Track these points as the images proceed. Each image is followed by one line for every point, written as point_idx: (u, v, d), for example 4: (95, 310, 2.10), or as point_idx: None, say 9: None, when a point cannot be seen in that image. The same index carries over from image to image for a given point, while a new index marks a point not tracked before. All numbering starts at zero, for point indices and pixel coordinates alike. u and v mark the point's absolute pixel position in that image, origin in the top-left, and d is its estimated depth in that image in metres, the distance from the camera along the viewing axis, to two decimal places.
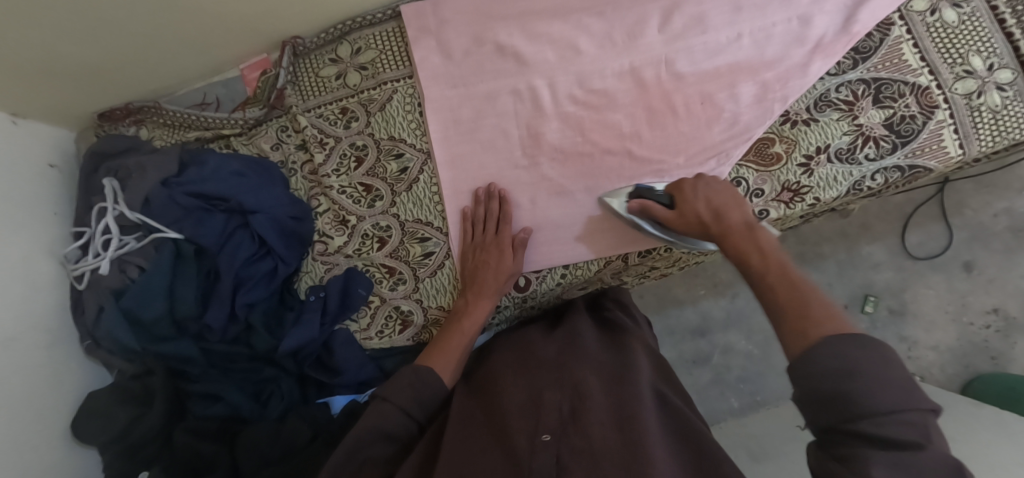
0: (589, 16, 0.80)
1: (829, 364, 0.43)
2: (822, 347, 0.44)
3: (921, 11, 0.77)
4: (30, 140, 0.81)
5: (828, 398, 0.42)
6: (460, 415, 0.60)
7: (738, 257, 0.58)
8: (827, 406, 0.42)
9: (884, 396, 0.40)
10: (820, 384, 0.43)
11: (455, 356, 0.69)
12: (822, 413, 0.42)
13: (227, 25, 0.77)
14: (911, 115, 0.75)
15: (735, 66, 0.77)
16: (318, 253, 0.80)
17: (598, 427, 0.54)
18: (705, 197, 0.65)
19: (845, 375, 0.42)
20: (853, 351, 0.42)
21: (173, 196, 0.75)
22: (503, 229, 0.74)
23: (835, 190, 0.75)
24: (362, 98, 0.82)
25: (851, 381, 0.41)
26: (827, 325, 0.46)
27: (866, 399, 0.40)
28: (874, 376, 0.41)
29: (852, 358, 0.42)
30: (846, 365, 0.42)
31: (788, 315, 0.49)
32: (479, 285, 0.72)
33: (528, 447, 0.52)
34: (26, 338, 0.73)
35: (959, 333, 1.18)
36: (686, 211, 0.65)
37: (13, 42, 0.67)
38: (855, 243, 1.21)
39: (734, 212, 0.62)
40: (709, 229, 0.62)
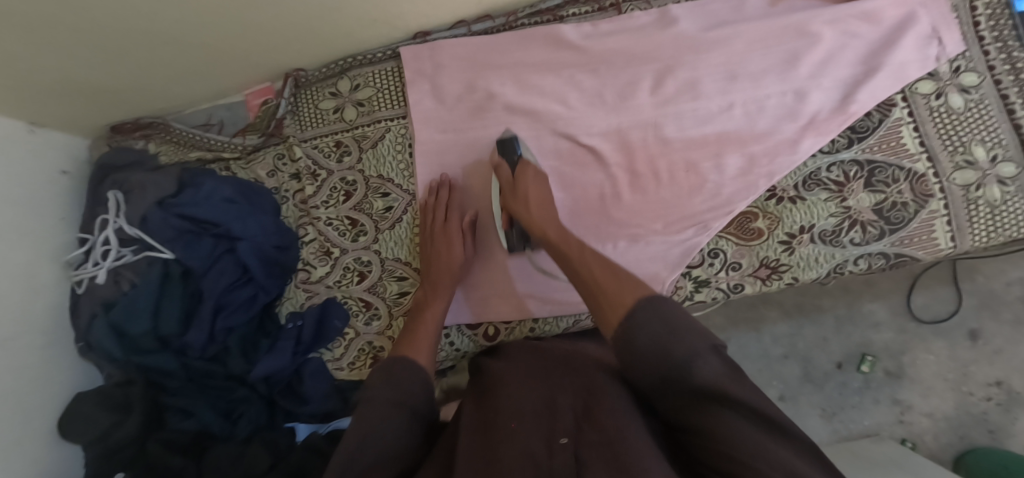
0: (584, 72, 0.80)
1: (646, 328, 0.52)
2: (632, 315, 0.54)
3: (926, 93, 0.74)
4: (45, 148, 0.86)
5: (654, 350, 0.50)
6: (472, 425, 0.56)
7: (555, 242, 0.67)
8: (653, 354, 0.50)
9: (694, 338, 0.49)
10: (642, 340, 0.51)
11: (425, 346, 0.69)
12: (646, 361, 0.50)
13: (230, 57, 0.80)
14: (902, 202, 0.73)
15: (723, 136, 0.76)
16: (301, 281, 0.83)
17: (612, 421, 0.52)
18: (537, 189, 0.72)
19: (664, 330, 0.51)
20: (657, 311, 0.53)
21: (166, 218, 0.79)
22: (453, 218, 0.78)
23: (815, 271, 0.74)
24: (356, 135, 0.84)
25: (670, 339, 0.50)
26: (636, 290, 0.56)
27: (677, 345, 0.49)
28: (683, 327, 0.50)
29: (670, 319, 0.52)
30: (667, 321, 0.51)
31: (606, 295, 0.58)
32: (433, 275, 0.76)
33: (547, 453, 0.50)
34: (24, 338, 0.77)
35: (957, 402, 1.13)
36: (519, 191, 0.73)
37: (28, 65, 0.71)
38: (857, 299, 1.17)
39: (538, 209, 0.71)
40: (528, 212, 0.70)
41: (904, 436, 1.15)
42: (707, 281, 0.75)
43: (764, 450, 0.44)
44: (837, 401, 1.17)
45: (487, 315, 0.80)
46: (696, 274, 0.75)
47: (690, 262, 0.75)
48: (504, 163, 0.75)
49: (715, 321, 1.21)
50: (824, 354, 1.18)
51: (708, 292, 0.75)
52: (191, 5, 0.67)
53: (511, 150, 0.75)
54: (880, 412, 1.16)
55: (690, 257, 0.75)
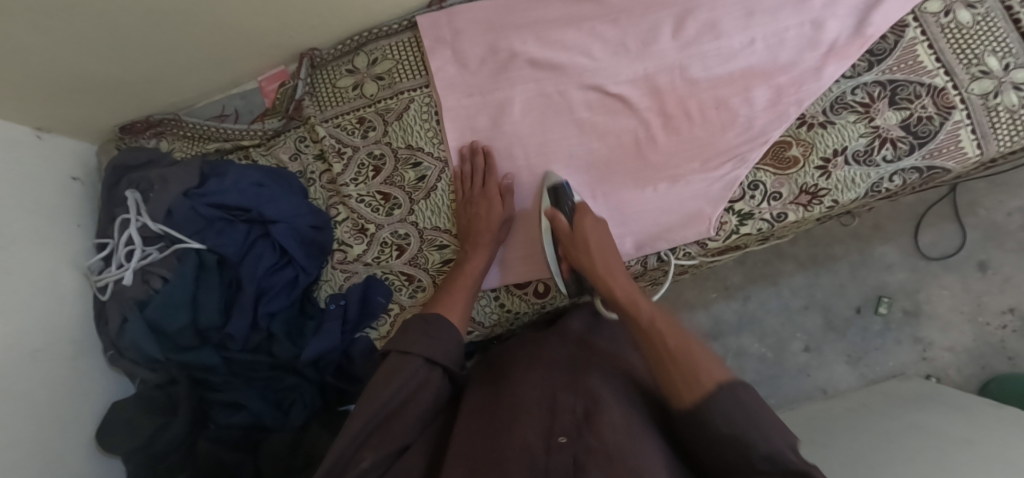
0: (604, 23, 0.80)
1: (721, 414, 0.49)
2: (707, 395, 0.51)
3: (935, 12, 0.76)
4: (54, 154, 0.83)
5: (731, 437, 0.48)
6: (473, 412, 0.60)
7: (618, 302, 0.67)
8: (730, 442, 0.48)
9: (773, 431, 0.48)
10: (717, 423, 0.49)
11: (461, 299, 0.70)
12: (724, 446, 0.49)
13: (249, 38, 0.78)
14: (927, 116, 0.74)
15: (748, 71, 0.78)
16: (337, 261, 0.81)
17: (611, 428, 0.52)
18: (592, 236, 0.71)
19: (741, 416, 0.49)
20: (737, 396, 0.51)
21: (194, 208, 0.76)
22: (491, 180, 0.77)
23: (854, 192, 0.75)
24: (379, 108, 0.83)
25: (748, 430, 0.48)
26: (710, 373, 0.54)
27: (762, 442, 0.47)
28: (762, 418, 0.49)
29: (748, 407, 0.50)
30: (744, 406, 0.50)
31: (676, 367, 0.56)
32: (474, 234, 0.75)
33: (544, 450, 0.51)
34: (52, 349, 0.74)
35: (974, 333, 1.14)
36: (579, 235, 0.71)
37: (41, 58, 0.69)
38: (868, 244, 1.18)
39: (602, 255, 0.71)
40: (592, 263, 0.70)
41: (929, 372, 1.15)
42: (750, 214, 0.76)
43: None
44: (861, 345, 1.18)
45: (536, 272, 0.79)
46: (739, 207, 0.77)
47: (730, 197, 0.76)
48: (559, 212, 0.74)
49: (732, 280, 1.21)
50: (842, 301, 1.18)
51: (753, 224, 0.76)
52: None
53: (564, 196, 0.75)
54: (903, 354, 1.16)
55: (732, 191, 0.76)
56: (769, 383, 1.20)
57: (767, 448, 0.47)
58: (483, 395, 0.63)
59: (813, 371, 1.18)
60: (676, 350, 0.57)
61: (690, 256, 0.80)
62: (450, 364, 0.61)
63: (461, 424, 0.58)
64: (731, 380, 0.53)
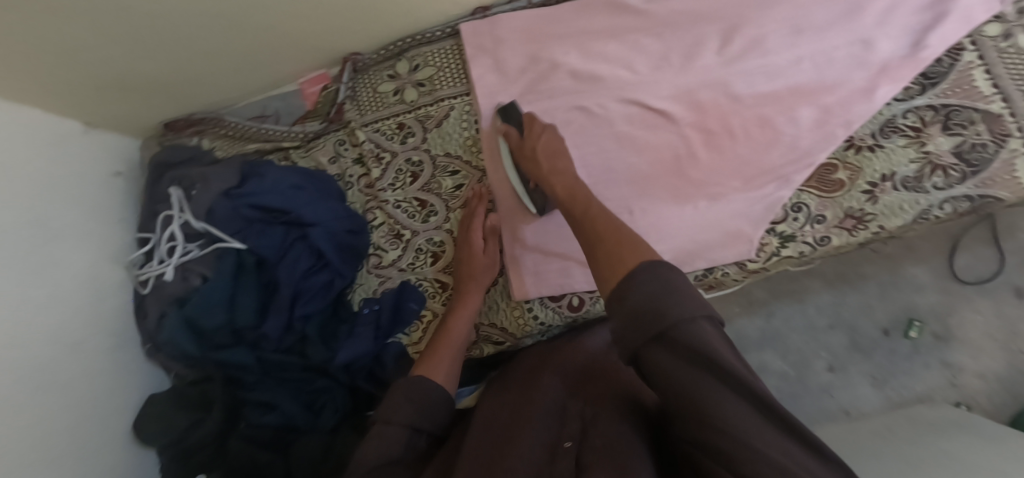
0: (648, 36, 0.80)
1: (642, 288, 0.45)
2: (630, 274, 0.47)
3: (995, 35, 0.73)
4: (99, 149, 0.85)
5: (649, 302, 0.43)
6: (486, 408, 0.62)
7: (565, 195, 0.65)
8: (648, 311, 0.43)
9: (690, 301, 0.43)
10: (636, 294, 0.45)
11: (447, 358, 0.69)
12: (639, 319, 0.43)
13: (295, 42, 0.79)
14: (982, 143, 0.72)
15: (795, 90, 0.76)
16: (373, 266, 0.82)
17: (613, 427, 0.53)
18: (541, 142, 0.72)
19: (661, 289, 0.44)
20: (659, 271, 0.46)
21: (235, 209, 0.78)
22: (477, 225, 0.77)
23: (901, 219, 0.73)
24: (419, 115, 0.83)
25: (664, 299, 0.43)
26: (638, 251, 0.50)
27: (675, 308, 0.42)
28: (678, 285, 0.44)
29: (666, 280, 0.45)
30: (666, 279, 0.45)
31: (607, 250, 0.52)
32: (468, 279, 0.76)
33: (549, 459, 0.52)
34: (93, 341, 0.76)
35: (1009, 360, 1.10)
36: (528, 143, 0.72)
37: (102, 57, 0.71)
38: (898, 265, 1.15)
39: (559, 161, 0.70)
40: (538, 168, 0.70)
41: (958, 399, 1.11)
42: (793, 236, 0.76)
43: (758, 433, 0.39)
44: (888, 368, 1.14)
45: (570, 285, 0.77)
46: (781, 229, 0.76)
47: (773, 218, 0.76)
48: (511, 128, 0.76)
49: (756, 295, 1.20)
50: (869, 321, 1.15)
51: (795, 246, 0.76)
52: None
53: (515, 118, 0.77)
54: (931, 378, 1.13)
55: (774, 212, 0.76)
56: (790, 400, 1.18)
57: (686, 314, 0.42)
58: (496, 399, 0.64)
59: (837, 391, 1.15)
60: (608, 231, 0.55)
61: (727, 277, 0.79)
62: (433, 428, 0.62)
63: (474, 419, 0.60)
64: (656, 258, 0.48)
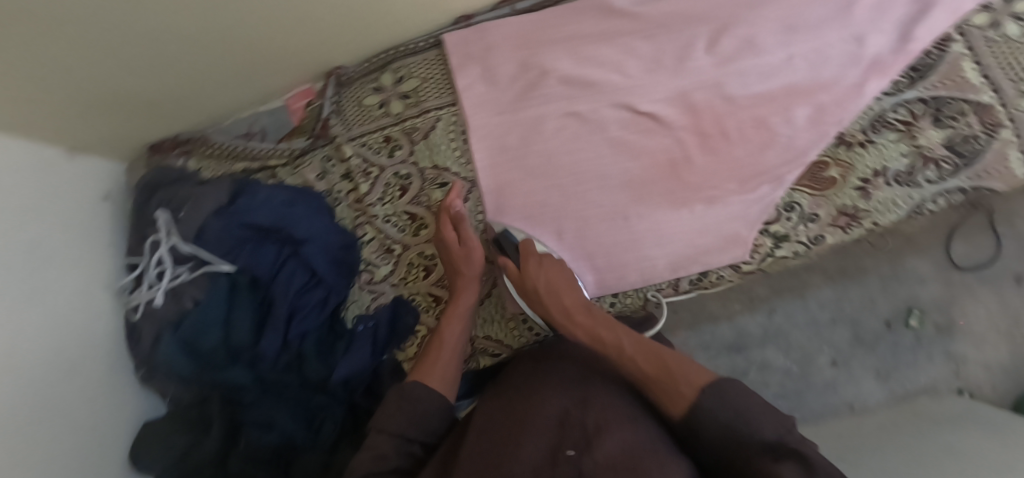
0: (638, 38, 0.76)
1: (716, 406, 0.53)
2: (697, 399, 0.54)
3: (982, 25, 0.71)
4: (84, 173, 0.84)
5: (729, 420, 0.51)
6: (485, 421, 0.60)
7: (589, 338, 0.68)
8: (732, 424, 0.51)
9: (766, 420, 0.50)
10: (716, 416, 0.52)
11: (444, 364, 0.69)
12: (718, 431, 0.51)
13: (280, 56, 0.78)
14: (973, 134, 0.73)
15: (789, 90, 0.74)
16: (365, 282, 0.81)
17: (615, 443, 0.51)
18: (545, 278, 0.73)
19: (736, 411, 0.52)
20: (722, 390, 0.54)
21: (226, 227, 0.76)
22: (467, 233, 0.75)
23: (894, 213, 0.75)
24: (406, 127, 0.82)
25: (744, 417, 0.51)
26: (692, 380, 0.57)
27: (759, 424, 0.50)
28: (752, 402, 0.52)
29: (739, 401, 0.52)
30: (738, 402, 0.52)
31: (663, 387, 0.58)
32: (457, 271, 0.76)
33: (549, 463, 0.51)
34: (85, 369, 0.75)
35: (1010, 348, 1.10)
36: (532, 285, 0.73)
37: (85, 76, 0.70)
38: (899, 258, 1.14)
39: (569, 293, 0.73)
40: (556, 305, 0.72)
41: (961, 387, 1.11)
42: (787, 235, 0.77)
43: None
44: (891, 360, 1.14)
45: None
46: (776, 229, 0.77)
47: (766, 218, 0.76)
48: (509, 258, 0.76)
49: (757, 292, 1.17)
50: (872, 314, 1.15)
51: (790, 246, 0.77)
52: None
53: (507, 243, 0.77)
54: (933, 370, 1.12)
55: (767, 212, 0.76)
56: (795, 396, 1.17)
57: (760, 431, 0.49)
58: (496, 405, 0.63)
59: (841, 386, 1.15)
60: (652, 366, 0.61)
61: (721, 280, 0.80)
62: (427, 437, 0.62)
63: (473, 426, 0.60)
64: (715, 375, 0.56)
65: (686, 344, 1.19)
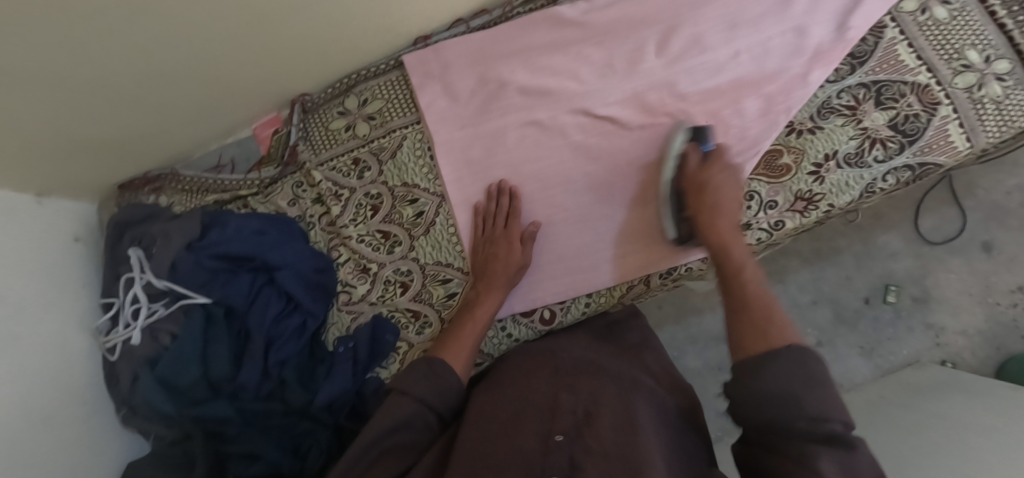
0: (591, 46, 0.81)
1: (779, 377, 0.49)
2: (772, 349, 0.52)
3: (911, 11, 0.77)
4: (55, 216, 0.84)
5: (784, 393, 0.48)
6: (481, 410, 0.61)
7: (719, 255, 0.65)
8: (784, 397, 0.48)
9: (822, 397, 0.48)
10: (771, 379, 0.50)
11: (467, 349, 0.69)
12: (763, 401, 0.49)
13: (245, 88, 0.81)
14: (914, 113, 0.75)
15: (737, 83, 0.78)
16: (343, 303, 0.82)
17: (608, 430, 0.54)
18: (716, 185, 0.69)
19: (795, 379, 0.49)
20: (803, 359, 0.50)
21: (198, 260, 0.77)
22: (514, 222, 0.76)
23: (849, 195, 0.76)
24: (373, 148, 0.84)
25: (801, 391, 0.48)
26: (775, 338, 0.53)
27: (811, 402, 0.47)
28: (815, 376, 0.49)
29: (804, 372, 0.49)
30: (804, 369, 0.49)
31: (750, 327, 0.56)
32: (491, 275, 0.74)
33: (541, 450, 0.51)
34: (64, 413, 0.74)
35: (986, 315, 1.13)
36: (699, 180, 0.70)
37: (54, 127, 0.72)
38: (870, 234, 1.17)
39: (727, 213, 0.68)
40: (706, 216, 0.68)
41: (943, 358, 1.14)
42: (748, 224, 0.78)
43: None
44: (872, 336, 1.17)
45: (541, 299, 0.80)
46: None
47: None
48: (694, 153, 0.72)
49: None
50: (850, 292, 1.18)
51: (752, 234, 0.78)
52: (201, 37, 0.67)
53: (700, 139, 0.73)
54: (914, 342, 1.15)
55: None
56: None
57: (809, 411, 0.47)
58: (486, 400, 0.63)
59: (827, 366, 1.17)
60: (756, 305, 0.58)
61: (691, 272, 0.80)
62: (443, 411, 0.63)
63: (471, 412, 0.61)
64: (801, 343, 0.52)
65: (674, 338, 1.21)
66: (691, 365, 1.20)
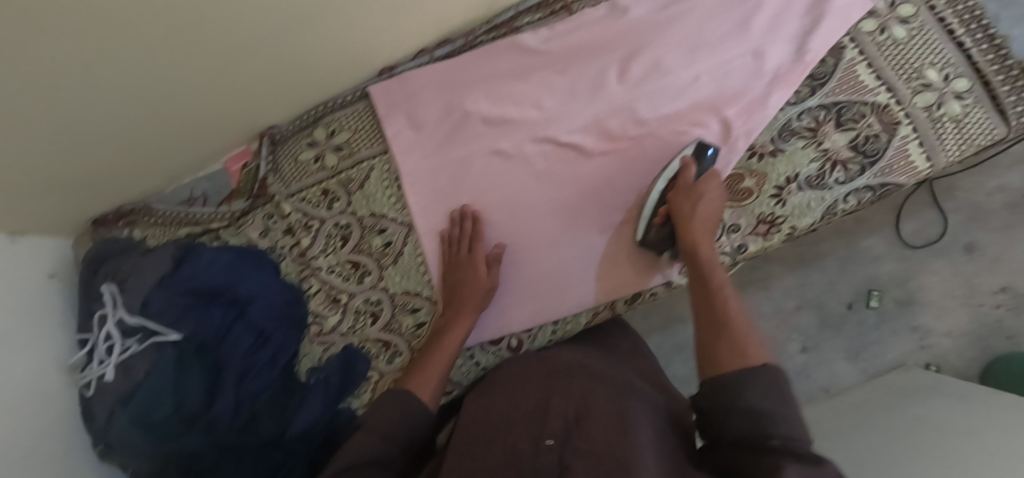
0: (553, 73, 0.82)
1: (754, 394, 0.51)
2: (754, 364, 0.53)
3: (871, 30, 0.78)
4: (31, 254, 0.85)
5: (758, 410, 0.50)
6: (468, 420, 0.60)
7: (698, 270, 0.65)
8: (758, 415, 0.49)
9: (792, 418, 0.49)
10: (748, 392, 0.51)
11: (435, 376, 0.67)
12: (738, 417, 0.51)
13: (215, 123, 0.83)
14: (874, 134, 0.76)
15: (697, 105, 0.78)
16: (315, 334, 0.83)
17: (600, 429, 0.53)
18: (706, 201, 0.69)
19: (772, 395, 0.50)
20: (780, 380, 0.51)
21: (170, 296, 0.79)
22: (478, 248, 0.77)
23: (811, 217, 0.76)
24: (342, 178, 0.85)
25: (773, 408, 0.50)
26: (751, 356, 0.54)
27: (783, 419, 0.49)
28: (786, 395, 0.51)
29: (778, 392, 0.51)
30: (780, 390, 0.51)
31: (726, 342, 0.57)
32: (459, 301, 0.74)
33: (531, 452, 0.50)
34: (42, 452, 0.75)
35: (970, 316, 1.13)
36: (695, 192, 0.70)
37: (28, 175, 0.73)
38: (853, 239, 1.17)
39: (709, 231, 0.68)
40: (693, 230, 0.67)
41: (929, 361, 1.14)
42: None
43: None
44: (857, 340, 1.17)
45: (508, 327, 0.80)
46: None
47: None
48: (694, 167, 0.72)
49: None
50: (834, 297, 1.18)
51: None
52: (161, 81, 0.69)
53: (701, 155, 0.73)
54: (899, 344, 1.15)
55: None
56: None
57: (784, 430, 0.48)
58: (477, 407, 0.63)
59: (812, 371, 1.19)
60: (735, 325, 0.58)
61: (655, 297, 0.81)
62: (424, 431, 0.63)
63: (460, 420, 0.61)
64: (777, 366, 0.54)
65: (661, 345, 1.22)
66: (678, 373, 1.20)
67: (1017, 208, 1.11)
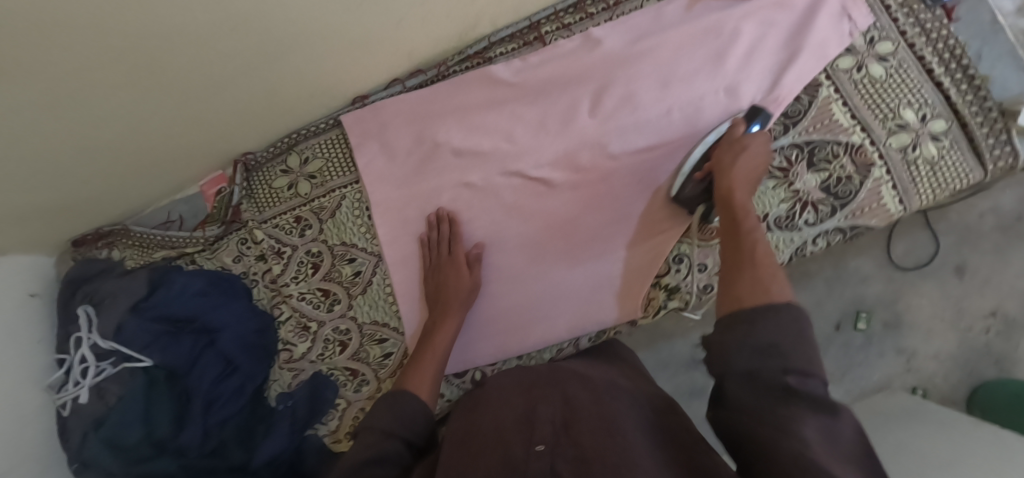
0: (524, 105, 0.82)
1: (767, 325, 0.44)
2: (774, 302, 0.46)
3: (848, 68, 0.77)
4: (12, 275, 0.87)
5: (769, 345, 0.42)
6: (458, 435, 0.49)
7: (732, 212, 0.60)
8: (767, 352, 0.42)
9: (806, 351, 0.42)
10: (760, 329, 0.43)
11: (430, 379, 0.63)
12: (741, 354, 0.43)
13: (190, 153, 0.84)
14: (846, 176, 0.75)
15: (666, 142, 0.77)
16: (284, 361, 0.84)
17: (590, 434, 0.43)
18: (752, 154, 0.65)
19: (785, 333, 0.43)
20: (798, 314, 0.44)
21: (141, 323, 0.80)
22: (457, 249, 0.77)
23: (778, 257, 0.76)
24: (314, 207, 0.86)
25: (785, 345, 0.42)
26: (773, 292, 0.47)
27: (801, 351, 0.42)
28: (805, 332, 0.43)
29: (789, 325, 0.44)
30: (793, 324, 0.44)
31: (752, 275, 0.50)
32: (446, 300, 0.73)
33: (522, 461, 0.40)
34: (19, 471, 0.77)
35: (959, 340, 1.07)
36: (738, 144, 0.66)
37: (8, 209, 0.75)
38: (842, 257, 1.10)
39: (749, 183, 0.63)
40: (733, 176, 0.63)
41: (915, 384, 1.08)
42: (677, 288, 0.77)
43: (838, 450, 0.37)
44: (843, 363, 1.10)
45: (472, 361, 0.80)
46: (665, 281, 0.77)
47: (656, 271, 0.77)
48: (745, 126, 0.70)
49: None
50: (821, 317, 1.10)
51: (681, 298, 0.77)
52: (128, 113, 0.70)
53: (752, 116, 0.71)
54: (884, 365, 1.09)
55: (658, 265, 0.77)
56: None
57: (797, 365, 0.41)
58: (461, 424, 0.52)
59: None
60: (765, 264, 0.51)
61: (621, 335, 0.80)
62: (414, 433, 0.55)
63: (445, 437, 0.50)
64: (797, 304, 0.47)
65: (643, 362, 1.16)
66: None
67: (1009, 230, 1.06)
